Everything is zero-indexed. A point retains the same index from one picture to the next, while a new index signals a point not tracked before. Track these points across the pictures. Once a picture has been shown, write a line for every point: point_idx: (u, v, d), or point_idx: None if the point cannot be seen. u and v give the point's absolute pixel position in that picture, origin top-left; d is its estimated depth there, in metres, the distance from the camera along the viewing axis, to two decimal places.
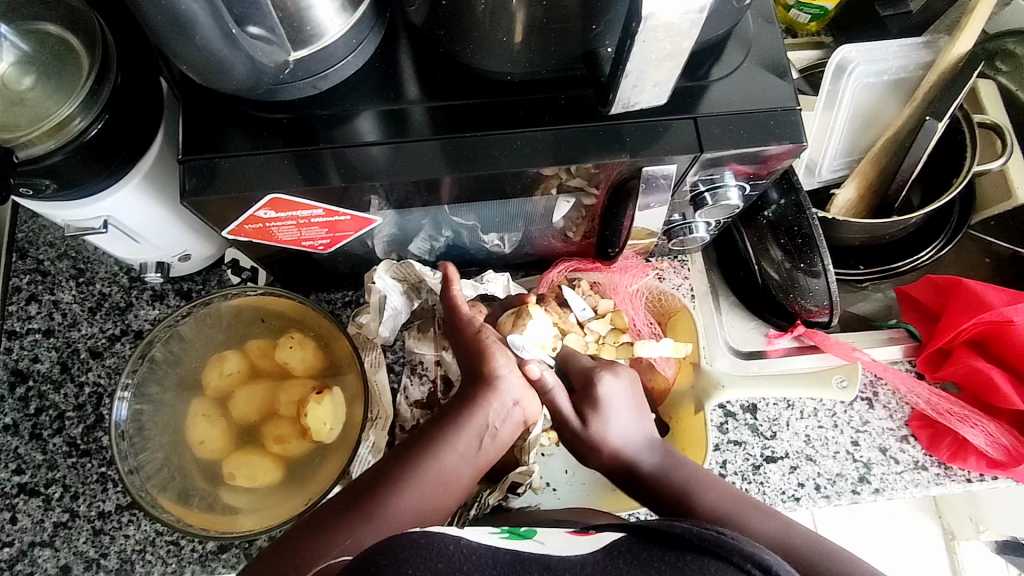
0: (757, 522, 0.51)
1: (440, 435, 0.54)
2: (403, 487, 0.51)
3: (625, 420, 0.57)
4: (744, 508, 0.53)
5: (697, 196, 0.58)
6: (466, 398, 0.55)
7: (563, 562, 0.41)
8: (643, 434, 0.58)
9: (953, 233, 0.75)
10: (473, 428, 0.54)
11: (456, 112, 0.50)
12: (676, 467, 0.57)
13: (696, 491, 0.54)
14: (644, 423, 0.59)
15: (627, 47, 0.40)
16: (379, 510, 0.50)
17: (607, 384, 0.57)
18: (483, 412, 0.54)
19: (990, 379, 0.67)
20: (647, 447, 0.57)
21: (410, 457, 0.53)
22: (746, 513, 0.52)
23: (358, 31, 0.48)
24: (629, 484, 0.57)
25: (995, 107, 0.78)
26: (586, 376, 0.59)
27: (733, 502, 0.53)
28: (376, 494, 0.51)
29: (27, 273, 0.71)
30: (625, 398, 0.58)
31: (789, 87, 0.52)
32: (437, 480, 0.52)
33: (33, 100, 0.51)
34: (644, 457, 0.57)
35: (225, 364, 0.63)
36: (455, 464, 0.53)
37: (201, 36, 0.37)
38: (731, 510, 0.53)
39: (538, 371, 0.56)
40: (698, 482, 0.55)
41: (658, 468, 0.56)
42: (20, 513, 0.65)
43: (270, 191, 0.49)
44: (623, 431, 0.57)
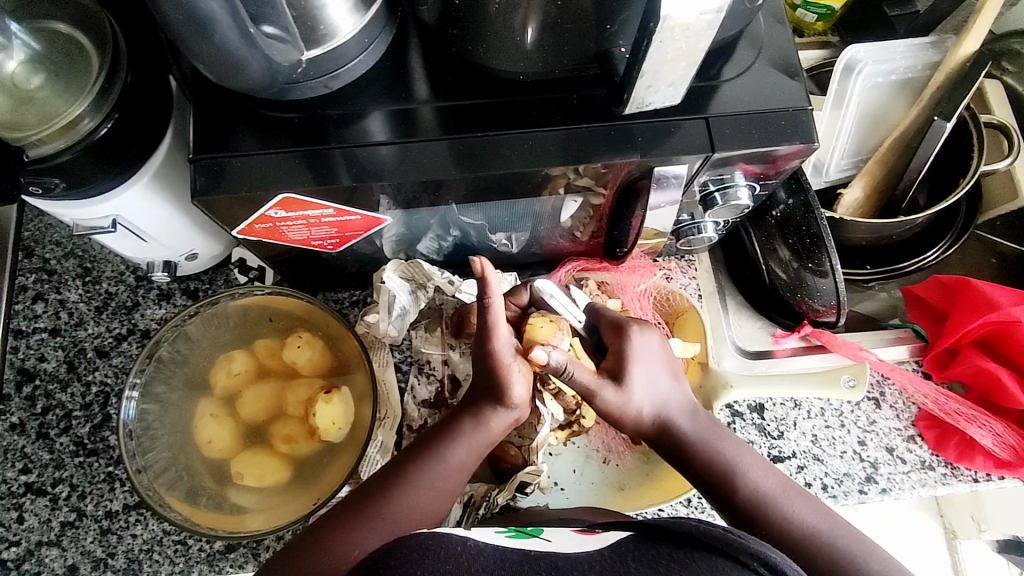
0: (800, 510, 0.52)
1: (444, 441, 0.55)
2: (404, 493, 0.52)
3: (657, 382, 0.56)
4: (787, 493, 0.53)
5: (707, 196, 0.58)
6: (474, 408, 0.55)
7: (569, 562, 0.41)
8: (677, 399, 0.57)
9: (959, 233, 0.75)
10: (475, 442, 0.55)
11: (467, 111, 0.50)
12: (715, 438, 0.56)
13: (739, 468, 0.54)
14: (679, 387, 0.58)
15: (644, 46, 0.40)
16: (384, 515, 0.51)
17: (637, 339, 0.56)
18: (488, 426, 0.55)
19: (997, 379, 0.67)
20: (680, 412, 0.57)
21: (413, 462, 0.54)
22: (789, 500, 0.53)
23: (371, 30, 0.48)
24: (666, 449, 0.57)
25: (1002, 107, 0.78)
26: (618, 330, 0.57)
27: (775, 485, 0.54)
28: (380, 497, 0.52)
29: (33, 271, 0.71)
30: (654, 362, 0.56)
31: (801, 87, 0.52)
32: (436, 488, 0.53)
33: (43, 99, 0.50)
34: (683, 424, 0.57)
35: (233, 364, 0.62)
36: (453, 474, 0.54)
37: (217, 35, 0.36)
38: (775, 492, 0.53)
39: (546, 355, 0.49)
40: (740, 457, 0.55)
41: (698, 438, 0.56)
42: (27, 512, 0.65)
43: (282, 190, 0.49)
44: (655, 394, 0.56)
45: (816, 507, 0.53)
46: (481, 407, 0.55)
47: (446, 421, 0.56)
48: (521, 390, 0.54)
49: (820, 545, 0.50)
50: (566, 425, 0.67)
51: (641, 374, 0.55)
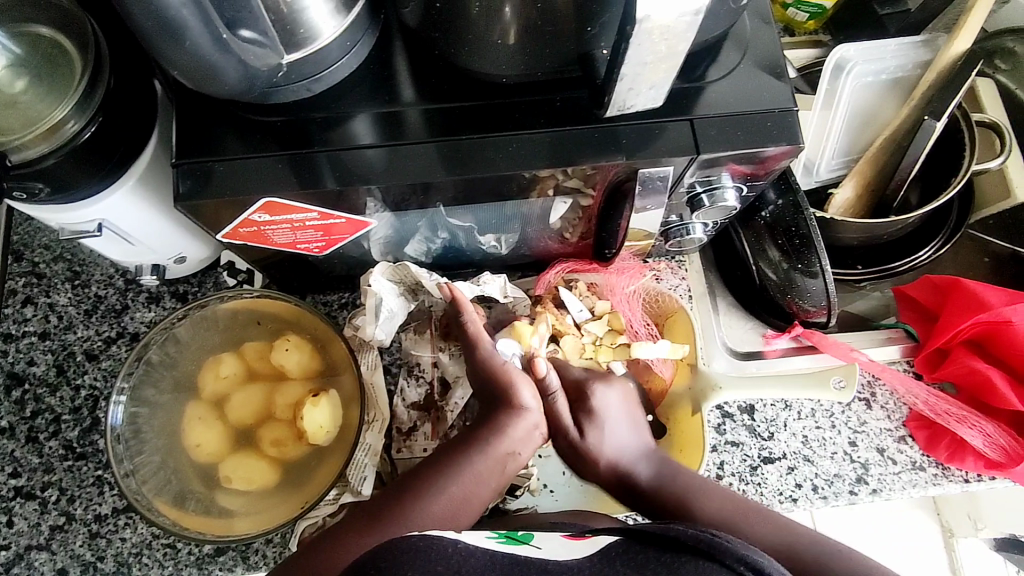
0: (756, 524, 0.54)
1: (466, 451, 0.55)
2: (424, 497, 0.53)
3: (618, 433, 0.62)
4: (740, 513, 0.55)
5: (694, 197, 0.57)
6: (491, 418, 0.57)
7: (560, 565, 0.41)
8: (633, 448, 0.62)
9: (952, 232, 0.75)
10: (498, 450, 0.56)
11: (451, 114, 0.50)
12: (671, 477, 0.60)
13: (690, 500, 0.57)
14: (636, 439, 0.63)
15: (623, 49, 0.39)
16: (401, 516, 0.51)
17: (602, 394, 0.62)
18: (508, 434, 0.56)
19: (988, 379, 0.67)
20: (637, 459, 0.61)
21: (434, 471, 0.54)
22: (742, 518, 0.55)
23: (353, 33, 0.48)
24: (625, 494, 0.61)
25: (994, 105, 0.78)
26: (581, 385, 0.63)
27: (728, 507, 0.56)
28: (398, 501, 0.52)
29: (22, 275, 0.71)
30: (616, 409, 0.62)
31: (787, 88, 0.51)
32: (458, 497, 0.53)
33: (26, 103, 0.50)
34: (638, 469, 0.61)
35: (221, 367, 0.62)
36: (475, 483, 0.54)
37: (192, 41, 0.36)
38: (731, 516, 0.56)
39: (545, 368, 0.59)
40: (693, 489, 0.58)
41: (655, 477, 0.60)
42: (17, 516, 0.65)
43: (265, 194, 0.49)
44: (616, 443, 0.61)
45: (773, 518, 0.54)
46: (500, 416, 0.57)
47: (467, 435, 0.57)
48: (528, 395, 0.57)
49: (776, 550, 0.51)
50: None
51: (606, 426, 0.61)
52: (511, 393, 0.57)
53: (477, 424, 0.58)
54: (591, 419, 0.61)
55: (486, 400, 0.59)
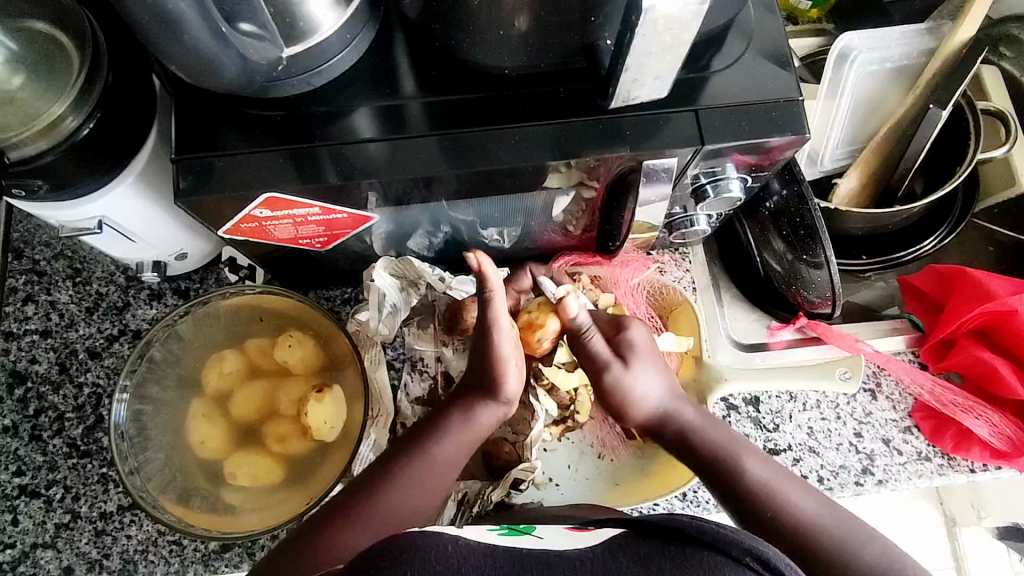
0: (799, 501, 0.52)
1: (433, 433, 0.55)
2: (396, 487, 0.53)
3: (653, 370, 0.58)
4: (786, 481, 0.54)
5: (698, 188, 0.57)
6: (463, 401, 0.56)
7: (562, 559, 0.40)
8: (673, 388, 0.59)
9: (957, 221, 0.74)
10: (462, 434, 0.55)
11: (453, 106, 0.50)
12: (714, 429, 0.58)
13: (742, 457, 0.55)
14: (673, 381, 0.60)
15: (627, 38, 0.39)
16: (376, 511, 0.51)
17: (637, 330, 0.59)
18: (479, 417, 0.56)
19: (993, 369, 0.67)
20: (676, 401, 0.59)
21: (403, 455, 0.54)
22: (787, 488, 0.53)
23: (353, 25, 0.47)
24: (673, 446, 0.58)
25: (999, 93, 0.77)
26: (613, 321, 0.60)
27: (775, 474, 0.54)
28: (372, 492, 0.52)
29: (23, 273, 0.71)
30: (651, 348, 0.59)
31: (792, 77, 0.51)
32: (428, 480, 0.53)
33: (24, 100, 0.50)
34: (682, 416, 0.58)
35: (224, 364, 0.62)
36: (444, 465, 0.54)
37: (189, 35, 0.36)
38: (775, 481, 0.54)
39: (575, 308, 0.56)
40: (740, 448, 0.56)
41: (698, 429, 0.57)
42: (22, 514, 0.65)
43: (267, 189, 0.48)
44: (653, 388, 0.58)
45: (816, 498, 0.53)
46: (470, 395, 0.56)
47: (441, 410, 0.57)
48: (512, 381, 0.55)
49: (814, 531, 0.50)
50: (560, 420, 0.68)
51: (641, 363, 0.58)
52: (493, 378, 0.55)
53: (453, 396, 0.57)
54: (627, 355, 0.58)
55: (465, 380, 0.57)
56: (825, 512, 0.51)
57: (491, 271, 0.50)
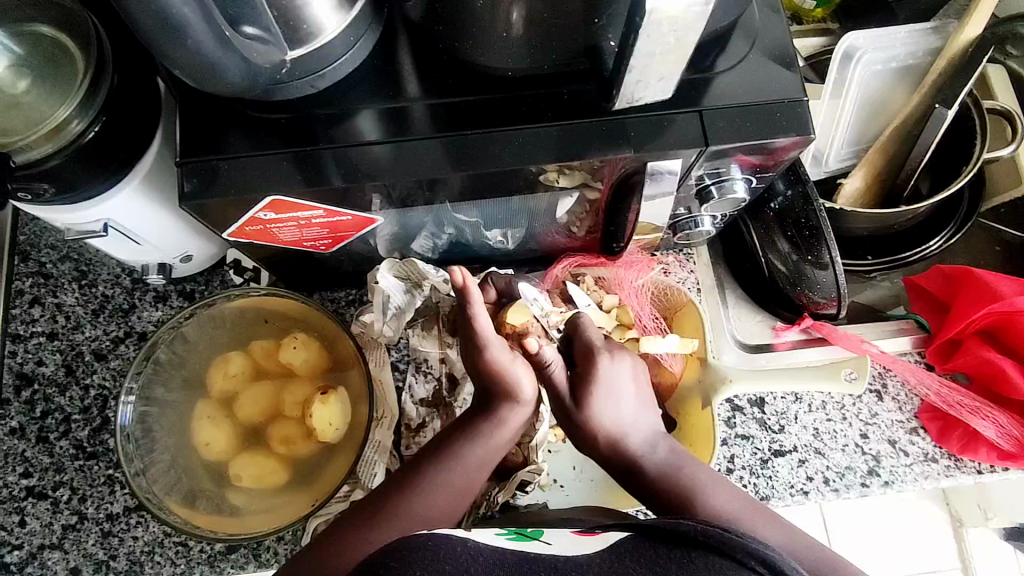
0: (767, 531, 0.51)
1: (466, 438, 0.55)
2: (424, 491, 0.52)
3: (623, 407, 0.56)
4: (750, 514, 0.52)
5: (703, 189, 0.57)
6: (488, 406, 0.56)
7: (568, 563, 0.41)
8: (641, 427, 0.57)
9: (963, 221, 0.74)
10: (496, 441, 0.55)
11: (456, 109, 0.50)
12: (678, 465, 0.55)
13: (705, 493, 0.53)
14: (647, 415, 0.58)
15: (631, 41, 0.39)
16: (396, 513, 0.51)
17: (607, 367, 0.56)
18: (504, 423, 0.55)
19: (1001, 370, 0.67)
20: (642, 441, 0.56)
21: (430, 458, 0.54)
22: (753, 520, 0.52)
23: (356, 28, 0.47)
24: (628, 481, 0.56)
25: (1005, 92, 0.77)
26: (587, 354, 0.57)
27: (740, 509, 0.52)
28: (394, 496, 0.52)
29: (29, 275, 0.71)
30: (624, 385, 0.57)
31: (797, 78, 0.51)
32: (455, 486, 0.53)
33: (29, 104, 0.50)
34: (646, 453, 0.56)
35: (229, 365, 0.62)
36: (470, 471, 0.54)
37: (193, 40, 0.36)
38: (740, 515, 0.52)
39: (538, 346, 0.54)
40: (704, 483, 0.54)
41: (661, 467, 0.55)
42: (29, 515, 0.66)
43: (271, 192, 0.48)
44: (620, 418, 0.56)
45: (783, 528, 0.52)
46: (495, 405, 0.55)
47: (466, 419, 0.56)
48: (527, 384, 0.55)
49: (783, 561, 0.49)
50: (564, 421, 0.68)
51: (604, 398, 0.56)
52: (510, 385, 0.55)
53: (474, 407, 0.57)
54: (589, 392, 0.56)
55: (483, 386, 0.57)
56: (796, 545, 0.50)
57: (475, 290, 0.53)
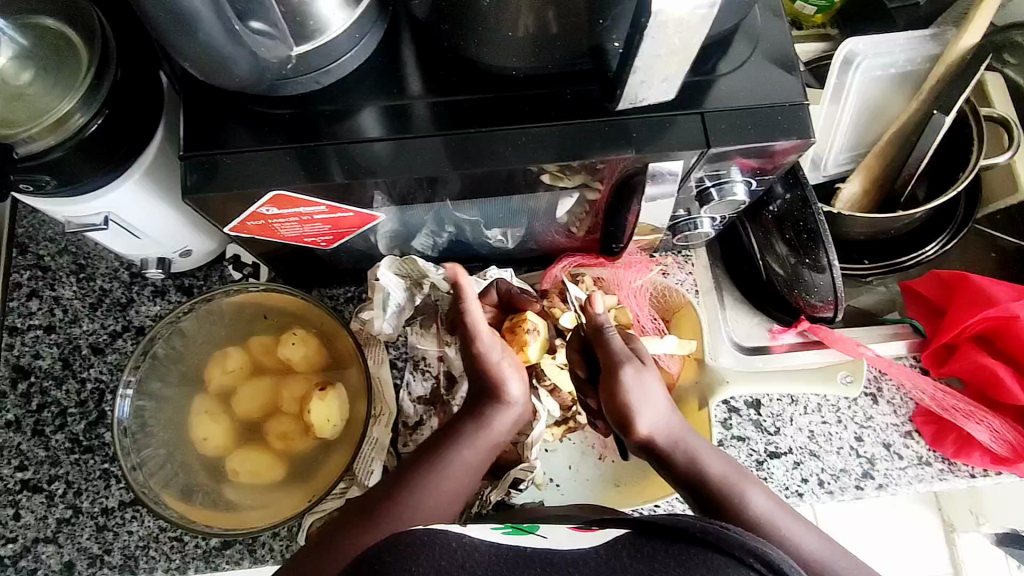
0: (800, 530, 0.49)
1: (450, 442, 0.54)
2: (418, 489, 0.51)
3: (652, 390, 0.55)
4: (785, 514, 0.51)
5: (702, 191, 0.57)
6: (474, 409, 0.56)
7: (566, 558, 0.41)
8: (673, 418, 0.55)
9: (958, 228, 0.75)
10: (483, 443, 0.54)
11: (459, 106, 0.50)
12: (714, 459, 0.54)
13: (743, 490, 0.52)
14: (674, 407, 0.56)
15: (636, 41, 0.39)
16: (396, 516, 0.49)
17: (634, 356, 0.56)
18: (493, 426, 0.55)
19: (996, 376, 0.67)
20: (677, 431, 0.55)
21: (420, 463, 0.53)
22: (788, 519, 0.50)
23: (362, 25, 0.47)
24: (665, 471, 0.54)
25: (1002, 101, 0.78)
26: (606, 346, 0.57)
27: (775, 507, 0.51)
28: (390, 498, 0.50)
29: (27, 268, 0.71)
30: (650, 371, 0.56)
31: (799, 82, 0.51)
32: (447, 489, 0.51)
33: (32, 95, 0.50)
34: (680, 447, 0.54)
35: (227, 361, 0.62)
36: (463, 472, 0.53)
37: (202, 32, 0.37)
38: (776, 513, 0.51)
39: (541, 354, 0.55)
40: (739, 479, 0.52)
41: (696, 455, 0.54)
42: (23, 509, 0.65)
43: (274, 187, 0.48)
44: (652, 406, 0.55)
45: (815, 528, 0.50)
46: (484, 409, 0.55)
47: (448, 427, 0.55)
48: (515, 386, 0.56)
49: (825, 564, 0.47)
50: (561, 420, 0.69)
51: (631, 386, 0.54)
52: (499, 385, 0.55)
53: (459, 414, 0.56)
54: (616, 383, 0.54)
55: (474, 389, 0.57)
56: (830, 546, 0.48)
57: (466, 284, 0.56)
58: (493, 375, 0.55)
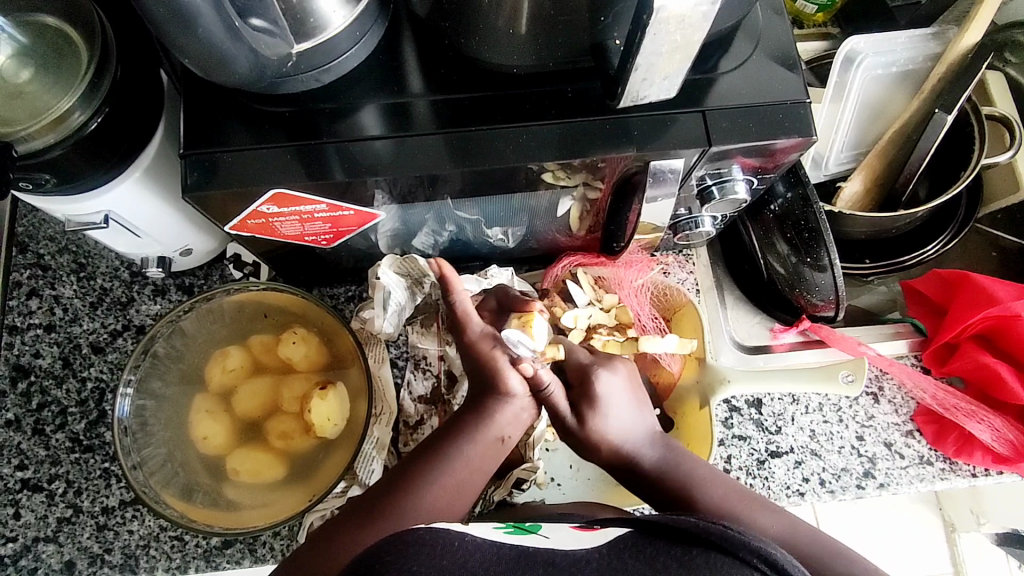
0: (763, 521, 0.52)
1: (452, 440, 0.54)
2: (421, 490, 0.51)
3: (619, 412, 0.57)
4: (746, 505, 0.53)
5: (704, 190, 0.57)
6: (476, 405, 0.55)
7: (567, 558, 0.40)
8: (640, 427, 0.58)
9: (959, 227, 0.75)
10: (487, 439, 0.54)
11: (460, 105, 0.50)
12: (678, 462, 0.57)
13: (704, 487, 0.54)
14: (645, 417, 0.59)
15: (637, 38, 0.39)
16: (397, 514, 0.49)
17: (605, 380, 0.57)
18: (493, 421, 0.54)
19: (997, 375, 0.67)
20: (643, 440, 0.57)
21: (418, 461, 0.53)
22: (750, 510, 0.53)
23: (362, 23, 0.47)
24: (630, 480, 0.57)
25: (1004, 99, 0.78)
26: (581, 373, 0.58)
27: (735, 499, 0.54)
28: (389, 498, 0.50)
29: (27, 267, 0.71)
30: (620, 391, 0.57)
31: (800, 80, 0.51)
32: (448, 487, 0.52)
33: (32, 93, 0.50)
34: (644, 455, 0.57)
35: (228, 359, 0.62)
36: (461, 469, 0.52)
37: (203, 29, 0.36)
38: (736, 506, 0.53)
39: (533, 368, 0.54)
40: (700, 478, 0.55)
41: (660, 463, 0.56)
42: (23, 508, 0.65)
43: (274, 185, 0.48)
44: (620, 425, 0.57)
45: (778, 514, 0.53)
46: (487, 404, 0.54)
47: (452, 424, 0.55)
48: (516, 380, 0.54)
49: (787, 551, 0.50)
50: None
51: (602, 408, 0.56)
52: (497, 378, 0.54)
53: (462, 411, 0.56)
54: (591, 409, 0.56)
55: (475, 385, 0.56)
56: (794, 530, 0.51)
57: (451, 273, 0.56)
58: (489, 369, 0.55)
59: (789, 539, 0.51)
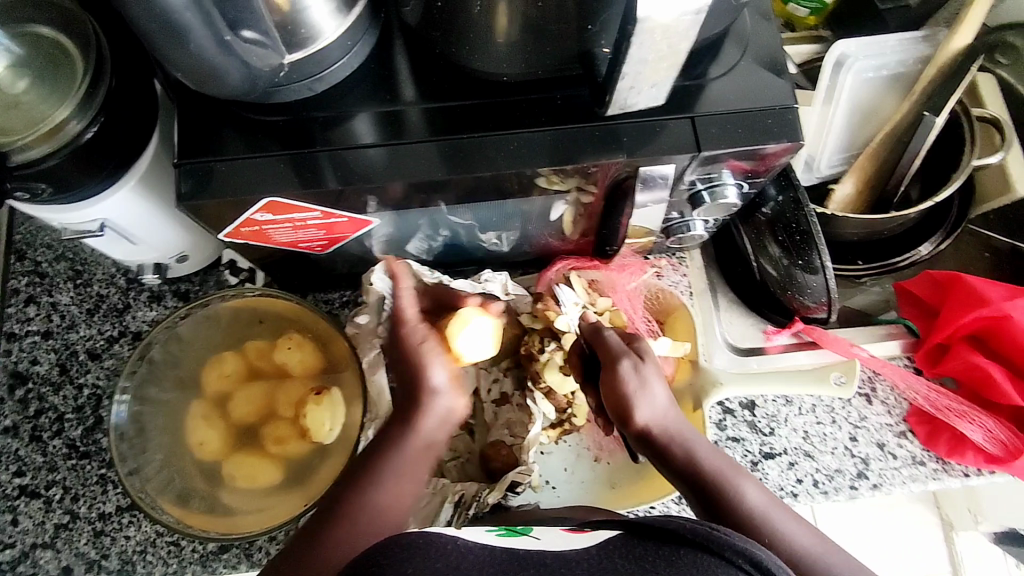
0: (792, 527, 0.50)
1: (394, 437, 0.54)
2: (371, 491, 0.51)
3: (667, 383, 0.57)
4: (777, 509, 0.52)
5: (695, 194, 0.57)
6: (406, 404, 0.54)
7: (559, 559, 0.41)
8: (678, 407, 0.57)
9: (952, 228, 0.75)
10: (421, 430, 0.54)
11: (452, 112, 0.50)
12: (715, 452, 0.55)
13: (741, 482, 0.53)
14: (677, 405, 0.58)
15: (624, 47, 0.39)
16: (353, 523, 0.50)
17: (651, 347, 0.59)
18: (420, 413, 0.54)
19: (989, 376, 0.67)
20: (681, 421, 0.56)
21: (371, 460, 0.53)
22: (779, 513, 0.51)
23: (354, 32, 0.47)
24: (662, 453, 0.55)
25: (994, 100, 0.78)
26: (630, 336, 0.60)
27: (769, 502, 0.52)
28: (343, 504, 0.51)
29: (24, 274, 0.71)
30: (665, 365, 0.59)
31: (788, 85, 0.51)
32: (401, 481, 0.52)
33: (28, 103, 0.51)
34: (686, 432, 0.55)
35: (223, 365, 0.63)
36: (413, 463, 0.53)
37: (194, 43, 0.37)
38: (767, 506, 0.52)
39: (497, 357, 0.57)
40: (738, 473, 0.54)
41: (701, 444, 0.55)
42: (21, 514, 0.66)
43: (267, 194, 0.49)
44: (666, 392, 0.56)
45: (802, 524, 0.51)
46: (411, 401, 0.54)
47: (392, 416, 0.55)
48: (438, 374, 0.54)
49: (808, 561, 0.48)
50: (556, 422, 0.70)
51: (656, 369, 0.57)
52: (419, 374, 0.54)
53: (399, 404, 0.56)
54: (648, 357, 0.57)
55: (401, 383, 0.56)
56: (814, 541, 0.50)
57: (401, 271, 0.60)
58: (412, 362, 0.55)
59: (808, 548, 0.49)
